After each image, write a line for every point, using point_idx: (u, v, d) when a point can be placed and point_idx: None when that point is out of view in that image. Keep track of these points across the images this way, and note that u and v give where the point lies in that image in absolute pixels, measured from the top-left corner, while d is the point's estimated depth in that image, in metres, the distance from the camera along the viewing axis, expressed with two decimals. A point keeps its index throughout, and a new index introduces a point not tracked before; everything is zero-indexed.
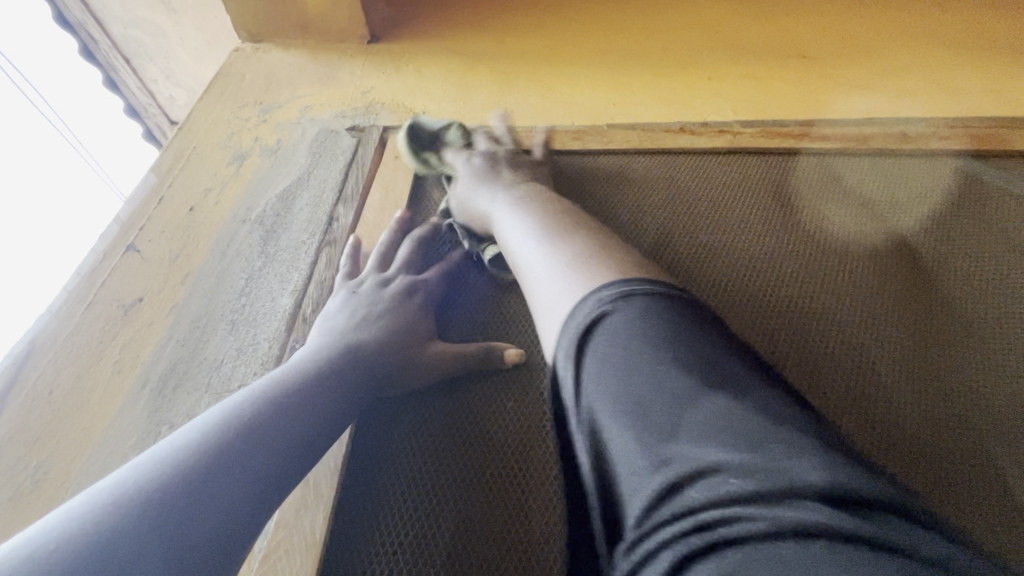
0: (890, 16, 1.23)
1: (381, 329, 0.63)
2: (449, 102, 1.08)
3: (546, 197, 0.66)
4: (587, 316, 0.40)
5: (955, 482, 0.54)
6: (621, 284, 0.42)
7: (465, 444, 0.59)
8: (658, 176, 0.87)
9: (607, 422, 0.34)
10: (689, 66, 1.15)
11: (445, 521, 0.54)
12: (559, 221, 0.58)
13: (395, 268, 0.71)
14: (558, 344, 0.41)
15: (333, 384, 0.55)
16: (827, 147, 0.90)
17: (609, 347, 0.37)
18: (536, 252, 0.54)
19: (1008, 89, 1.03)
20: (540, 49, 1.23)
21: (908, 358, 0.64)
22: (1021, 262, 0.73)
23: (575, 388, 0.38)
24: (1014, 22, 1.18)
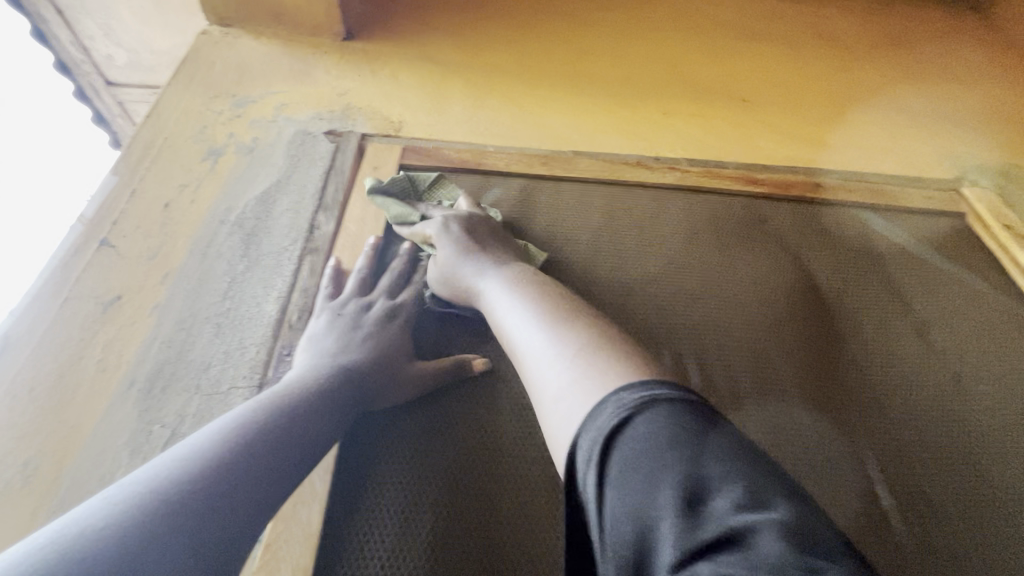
0: (815, 70, 1.41)
1: (366, 352, 0.69)
2: (425, 112, 1.12)
3: (537, 279, 0.69)
4: (610, 421, 0.43)
5: (847, 503, 0.71)
6: (638, 393, 0.45)
7: (444, 450, 0.67)
8: (613, 211, 0.98)
9: (641, 525, 0.36)
10: (646, 99, 1.26)
11: (428, 519, 0.62)
12: (556, 309, 0.62)
13: (377, 292, 0.77)
14: (580, 444, 0.43)
15: (325, 401, 0.62)
16: (757, 192, 1.04)
17: (634, 445, 0.40)
18: (533, 342, 0.59)
19: (901, 149, 1.23)
20: (512, 65, 1.30)
21: (816, 397, 0.80)
22: (896, 307, 0.91)
23: (598, 489, 0.40)
24: (913, 86, 1.39)
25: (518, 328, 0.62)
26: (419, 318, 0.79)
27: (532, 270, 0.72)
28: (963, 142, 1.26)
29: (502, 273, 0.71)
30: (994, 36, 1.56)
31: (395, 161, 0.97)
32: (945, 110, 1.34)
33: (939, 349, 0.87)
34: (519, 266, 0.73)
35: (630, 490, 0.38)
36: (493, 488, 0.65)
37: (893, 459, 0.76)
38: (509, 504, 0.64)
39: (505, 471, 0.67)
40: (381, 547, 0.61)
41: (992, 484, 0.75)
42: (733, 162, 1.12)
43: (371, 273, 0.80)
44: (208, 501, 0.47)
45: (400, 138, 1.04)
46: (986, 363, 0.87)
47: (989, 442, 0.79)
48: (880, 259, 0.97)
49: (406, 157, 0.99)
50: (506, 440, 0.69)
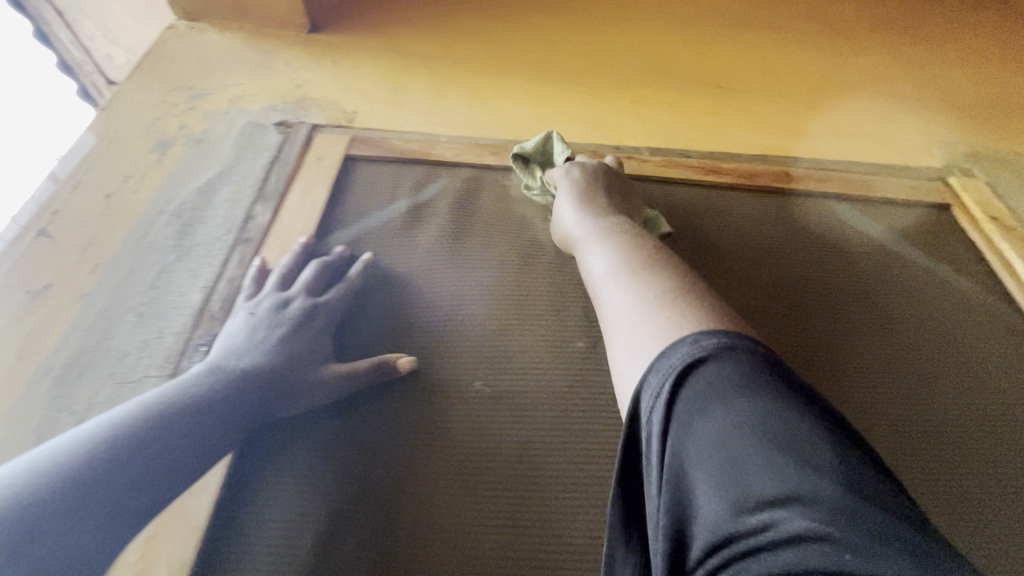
0: (802, 54, 1.34)
1: (281, 353, 0.68)
2: (382, 103, 1.11)
3: (635, 232, 0.72)
4: (682, 359, 0.43)
5: (937, 499, 0.70)
6: (720, 336, 0.44)
7: (352, 450, 0.67)
8: None
9: (699, 471, 0.37)
10: (616, 85, 1.22)
11: (333, 515, 0.62)
12: (643, 258, 0.65)
13: (297, 289, 0.75)
14: (647, 381, 0.44)
15: (219, 401, 0.60)
16: (719, 182, 0.99)
17: (704, 388, 0.40)
18: (614, 290, 0.62)
19: (889, 135, 1.15)
20: (479, 53, 1.27)
21: (860, 397, 0.78)
22: (856, 303, 0.87)
23: (665, 427, 0.40)
24: (908, 69, 1.31)
25: (600, 281, 0.66)
26: (342, 320, 0.77)
27: (630, 223, 0.76)
28: (959, 126, 1.17)
29: (601, 225, 0.75)
30: (1005, 15, 1.45)
31: (342, 152, 0.96)
32: (944, 93, 1.25)
33: (900, 347, 0.83)
34: (620, 219, 0.77)
35: (690, 443, 0.38)
36: (406, 487, 0.65)
37: (931, 453, 0.74)
38: (436, 494, 0.65)
39: (421, 468, 0.66)
40: (273, 546, 0.60)
41: (946, 481, 0.72)
42: (699, 150, 1.07)
43: (292, 271, 0.78)
44: (78, 503, 0.47)
45: (352, 128, 1.03)
46: (956, 354, 0.83)
47: (947, 440, 0.75)
48: (846, 253, 0.92)
49: (353, 147, 0.98)
50: (420, 437, 0.68)
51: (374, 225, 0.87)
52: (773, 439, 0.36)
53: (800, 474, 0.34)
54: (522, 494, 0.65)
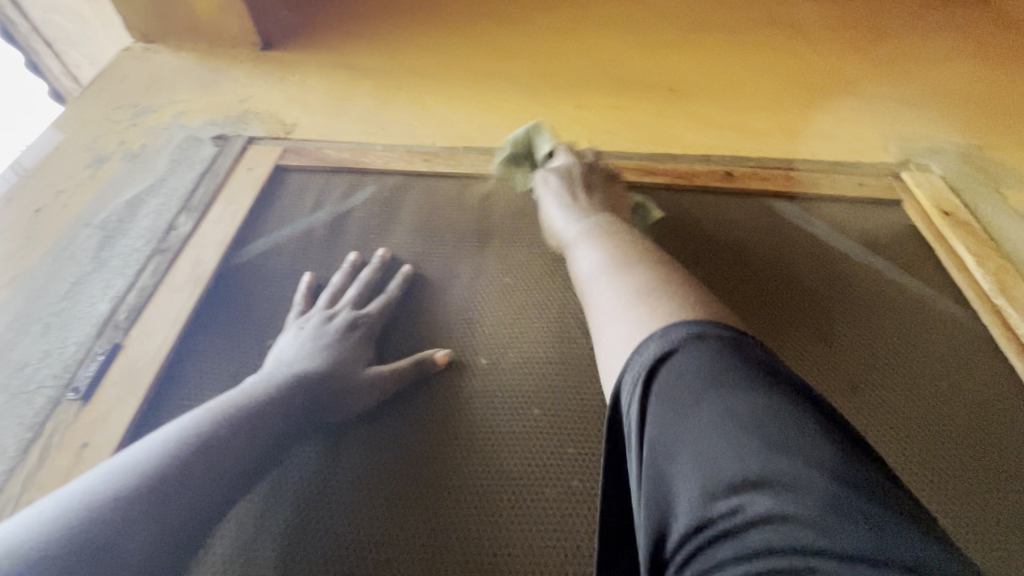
0: (758, 55, 1.31)
1: (324, 359, 0.69)
2: (323, 115, 1.12)
3: (620, 229, 0.68)
4: (654, 353, 0.42)
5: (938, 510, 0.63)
6: (692, 326, 0.44)
7: (327, 495, 0.66)
8: (490, 206, 0.93)
9: (680, 468, 0.36)
10: (563, 91, 1.21)
11: (335, 558, 0.62)
12: (626, 253, 0.61)
13: (342, 303, 0.77)
14: (625, 378, 0.43)
15: (293, 399, 0.63)
16: (654, 183, 0.97)
17: (680, 381, 0.39)
18: (598, 289, 0.58)
19: (842, 133, 1.11)
20: (427, 64, 1.27)
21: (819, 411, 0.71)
22: (795, 293, 0.83)
23: (639, 421, 0.40)
24: (867, 66, 1.28)
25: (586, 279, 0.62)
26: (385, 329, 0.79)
27: (613, 220, 0.72)
28: (917, 122, 1.13)
29: (585, 228, 0.71)
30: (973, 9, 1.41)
31: (272, 162, 0.97)
32: (904, 89, 1.21)
33: (843, 347, 0.77)
34: (604, 217, 0.73)
35: (661, 433, 0.38)
36: (392, 526, 0.64)
37: (905, 457, 0.68)
38: (439, 512, 0.65)
39: (398, 506, 0.65)
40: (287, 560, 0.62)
41: (951, 481, 0.66)
42: (640, 152, 1.05)
43: (341, 287, 0.80)
44: (156, 512, 0.50)
45: (288, 139, 1.03)
46: (907, 327, 0.78)
47: (944, 434, 0.69)
48: (786, 251, 0.87)
49: (285, 158, 0.98)
50: (390, 474, 0.67)
51: (293, 232, 0.87)
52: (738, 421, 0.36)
53: (783, 481, 0.33)
54: (519, 515, 0.64)
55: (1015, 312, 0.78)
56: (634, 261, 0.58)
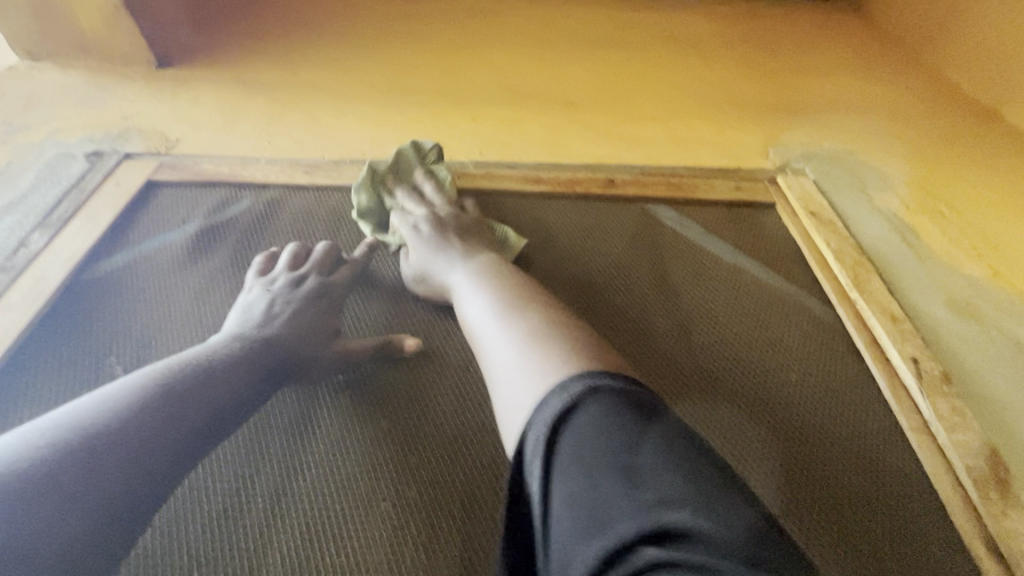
0: (652, 74, 1.38)
1: (291, 325, 0.73)
2: (210, 130, 1.10)
3: (504, 270, 0.70)
4: (557, 406, 0.45)
5: (876, 518, 0.61)
6: (585, 378, 0.47)
7: (269, 484, 0.66)
8: (366, 218, 0.92)
9: (591, 514, 0.38)
10: (460, 106, 1.22)
11: (278, 546, 0.61)
12: (514, 296, 0.63)
13: (308, 268, 0.80)
14: (532, 424, 0.45)
15: (256, 366, 0.66)
16: (537, 190, 0.97)
17: (582, 429, 0.42)
18: (494, 333, 0.59)
19: (726, 141, 1.16)
20: (328, 81, 1.28)
21: (746, 402, 0.70)
22: (683, 293, 0.83)
23: (544, 480, 0.41)
24: (751, 82, 1.35)
25: (481, 324, 0.62)
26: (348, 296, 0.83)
27: (499, 260, 0.73)
28: (794, 131, 1.19)
29: (472, 270, 0.71)
30: (846, 38, 1.53)
31: (144, 177, 0.94)
32: (784, 102, 1.28)
33: (701, 341, 0.77)
34: (490, 257, 0.74)
35: (572, 489, 0.40)
36: (337, 514, 0.64)
37: (837, 453, 0.66)
38: (390, 487, 0.66)
39: (343, 495, 0.65)
40: (243, 541, 0.62)
41: (865, 469, 0.65)
42: (528, 162, 1.06)
43: (302, 257, 0.83)
44: (109, 458, 0.50)
45: (167, 154, 1.01)
46: (803, 334, 0.78)
47: (851, 432, 0.68)
48: (661, 254, 0.88)
49: (158, 173, 0.95)
50: (335, 465, 0.68)
51: (155, 248, 0.84)
52: (635, 478, 0.39)
53: (689, 527, 0.36)
54: (466, 488, 0.66)
55: (868, 304, 0.80)
56: (526, 306, 0.61)
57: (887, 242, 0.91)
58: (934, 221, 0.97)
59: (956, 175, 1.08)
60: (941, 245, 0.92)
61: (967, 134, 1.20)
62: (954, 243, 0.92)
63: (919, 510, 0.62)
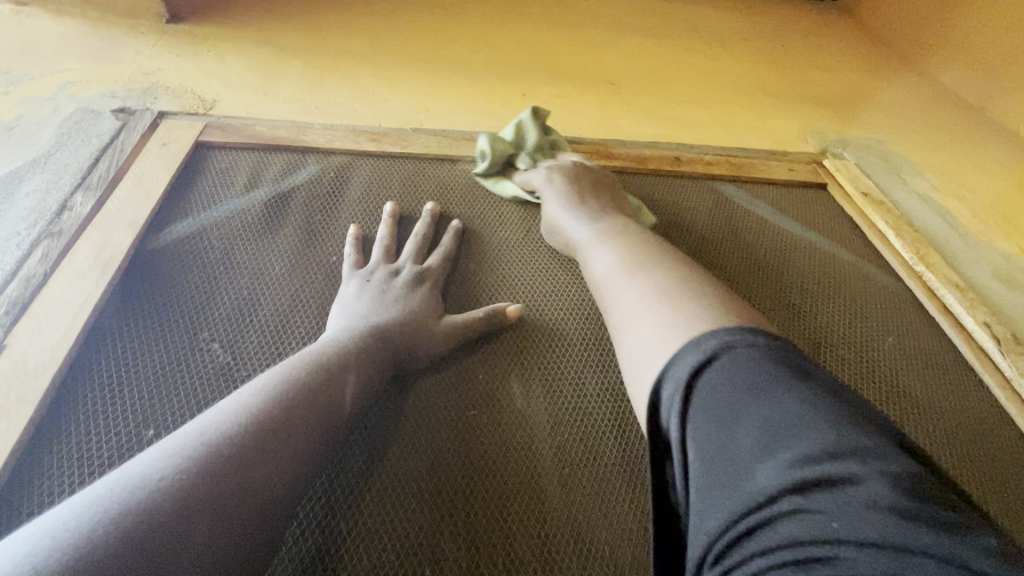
0: (681, 61, 1.41)
1: (400, 311, 0.68)
2: (248, 92, 1.00)
3: (635, 232, 0.69)
4: (689, 368, 0.40)
5: (982, 473, 0.66)
6: (721, 335, 0.42)
7: (385, 477, 0.62)
8: (446, 188, 0.88)
9: (710, 498, 0.34)
10: (508, 81, 1.20)
11: (408, 542, 0.58)
12: (642, 254, 0.62)
13: (403, 258, 0.76)
14: (666, 384, 0.41)
15: (373, 354, 0.62)
16: (610, 167, 0.97)
17: (719, 388, 0.38)
18: (620, 287, 0.59)
19: (767, 126, 1.20)
20: (364, 47, 1.21)
21: (845, 374, 0.73)
22: (770, 269, 0.85)
23: (682, 446, 0.38)
24: (774, 74, 1.42)
25: (610, 278, 0.62)
26: (447, 279, 0.78)
27: (629, 221, 0.71)
28: (823, 120, 1.26)
29: (598, 227, 0.71)
30: (846, 39, 1.64)
31: (191, 139, 0.84)
32: (807, 94, 1.35)
33: (801, 314, 0.80)
34: (621, 220, 0.72)
35: (708, 442, 0.36)
36: (461, 505, 0.61)
37: (934, 418, 0.70)
38: (509, 475, 0.64)
39: (463, 485, 0.62)
40: (369, 534, 0.58)
41: (959, 429, 0.70)
42: (591, 138, 1.05)
43: (393, 240, 0.78)
44: (236, 471, 0.45)
45: (208, 115, 0.91)
46: (884, 307, 0.83)
47: (940, 396, 0.73)
48: (742, 231, 0.91)
49: (207, 134, 0.85)
50: (449, 454, 0.64)
51: (225, 215, 0.76)
52: (777, 430, 0.35)
53: (797, 497, 0.31)
54: (618, 474, 0.65)
55: (935, 277, 0.86)
56: (655, 264, 0.59)
57: (932, 223, 0.98)
58: (962, 206, 1.06)
59: (970, 166, 1.18)
60: (975, 226, 1.01)
61: (966, 132, 1.32)
62: (985, 225, 1.01)
63: (999, 443, 0.69)
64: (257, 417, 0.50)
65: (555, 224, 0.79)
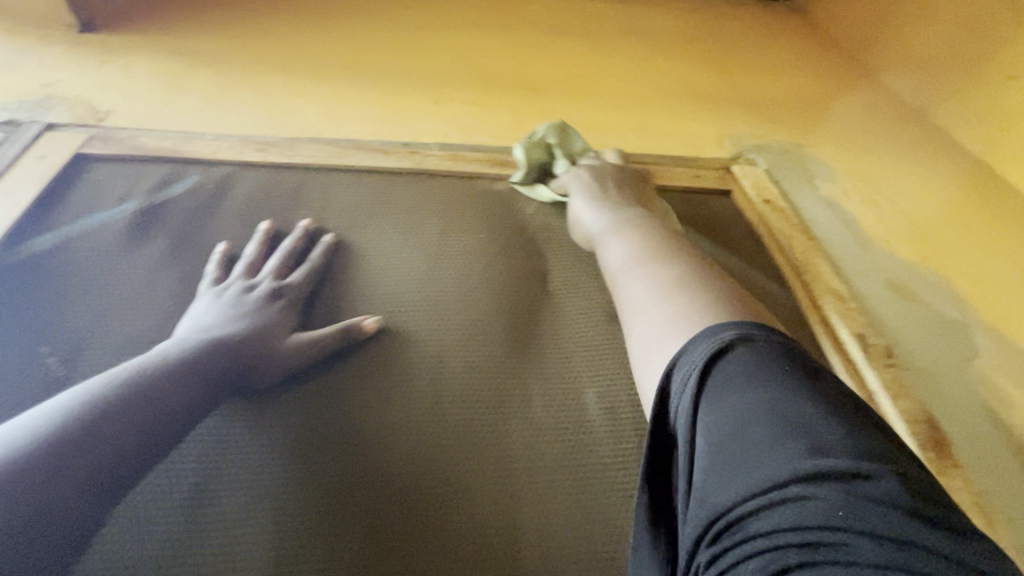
0: (611, 64, 1.39)
1: (243, 327, 0.68)
2: (146, 102, 1.01)
3: (653, 223, 0.75)
4: (706, 351, 0.46)
5: None
6: (738, 328, 0.47)
7: (219, 477, 0.63)
8: (328, 198, 0.88)
9: (722, 474, 0.37)
10: (422, 87, 1.19)
11: (226, 542, 0.59)
12: (659, 247, 0.68)
13: (263, 274, 0.75)
14: (682, 364, 0.46)
15: (210, 367, 0.62)
16: (504, 174, 0.96)
17: (736, 374, 0.42)
18: (634, 276, 0.66)
19: (685, 131, 1.19)
20: (279, 52, 1.20)
21: None
22: None
23: (693, 421, 0.42)
24: (706, 76, 1.40)
25: (621, 269, 0.69)
26: (311, 295, 0.78)
27: (645, 215, 0.77)
28: (746, 124, 1.24)
29: (619, 220, 0.78)
30: (789, 39, 1.62)
31: (70, 150, 0.85)
32: (736, 97, 1.34)
33: None
34: (636, 213, 0.78)
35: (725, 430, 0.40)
36: (290, 510, 0.62)
37: None
38: (349, 483, 0.64)
39: (297, 489, 0.63)
40: (189, 533, 0.60)
41: None
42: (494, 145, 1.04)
43: (260, 256, 0.78)
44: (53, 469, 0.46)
45: (98, 126, 0.92)
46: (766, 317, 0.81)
47: None
48: None
49: (89, 146, 0.86)
50: (290, 458, 0.65)
51: (90, 227, 0.76)
52: (788, 422, 0.38)
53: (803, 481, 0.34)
54: (460, 486, 0.65)
55: (818, 287, 0.84)
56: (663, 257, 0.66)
57: (833, 231, 0.97)
58: (873, 212, 1.04)
59: (891, 170, 1.17)
60: (879, 232, 0.99)
61: (897, 133, 1.29)
62: (891, 232, 1.00)
63: None
64: (80, 417, 0.50)
65: (577, 222, 0.84)
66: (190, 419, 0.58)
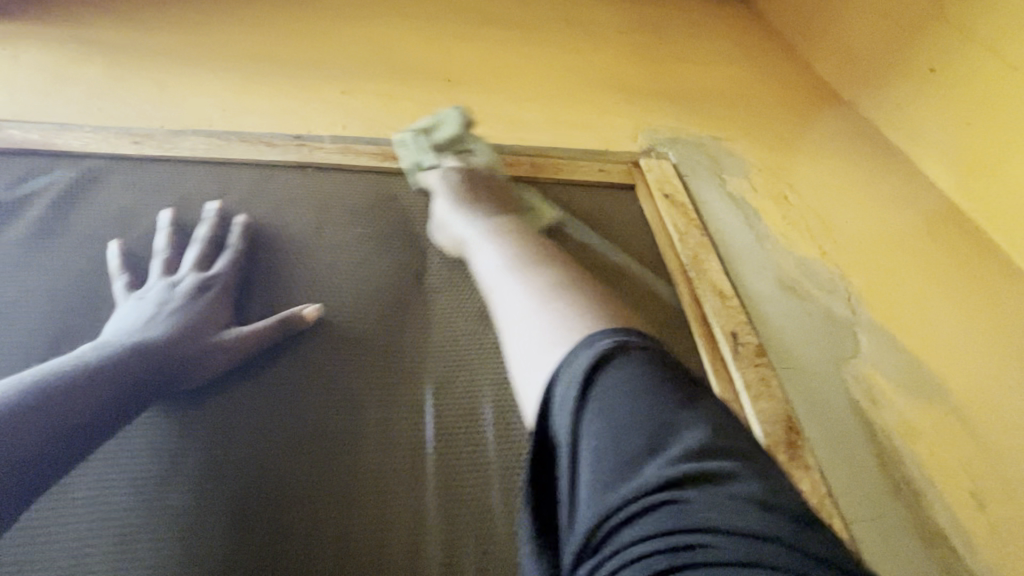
0: (536, 54, 1.36)
1: (172, 322, 0.66)
2: (27, 93, 0.97)
3: (524, 232, 0.71)
4: (585, 360, 0.42)
5: None
6: (613, 335, 0.45)
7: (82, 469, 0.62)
8: (201, 192, 0.85)
9: (600, 491, 0.35)
10: (329, 77, 1.16)
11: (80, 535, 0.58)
12: (529, 254, 0.63)
13: (186, 268, 0.74)
14: (561, 375, 0.43)
15: (135, 366, 0.60)
16: (393, 167, 0.93)
17: (614, 384, 0.40)
18: (510, 284, 0.60)
19: (599, 124, 1.17)
20: (182, 39, 1.16)
21: None
22: None
23: (574, 436, 0.39)
24: (632, 67, 1.37)
25: (495, 277, 0.63)
26: (240, 287, 0.77)
27: (518, 223, 0.73)
28: (666, 116, 1.22)
29: (487, 227, 0.72)
30: (727, 29, 1.59)
31: None
32: (661, 88, 1.31)
33: None
34: (513, 222, 0.73)
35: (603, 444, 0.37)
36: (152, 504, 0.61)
37: None
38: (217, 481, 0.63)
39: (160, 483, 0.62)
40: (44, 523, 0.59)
41: None
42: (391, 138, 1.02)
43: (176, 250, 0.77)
44: None
45: None
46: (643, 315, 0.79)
47: None
48: None
49: None
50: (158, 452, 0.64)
51: None
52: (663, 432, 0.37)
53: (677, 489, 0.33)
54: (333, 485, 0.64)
55: (702, 284, 0.83)
56: (542, 263, 0.61)
57: (731, 227, 0.95)
58: (780, 208, 1.02)
59: (807, 164, 1.15)
60: (780, 228, 0.98)
61: (822, 127, 1.28)
62: (793, 227, 0.98)
63: None
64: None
65: (443, 227, 0.78)
66: (106, 421, 0.56)
